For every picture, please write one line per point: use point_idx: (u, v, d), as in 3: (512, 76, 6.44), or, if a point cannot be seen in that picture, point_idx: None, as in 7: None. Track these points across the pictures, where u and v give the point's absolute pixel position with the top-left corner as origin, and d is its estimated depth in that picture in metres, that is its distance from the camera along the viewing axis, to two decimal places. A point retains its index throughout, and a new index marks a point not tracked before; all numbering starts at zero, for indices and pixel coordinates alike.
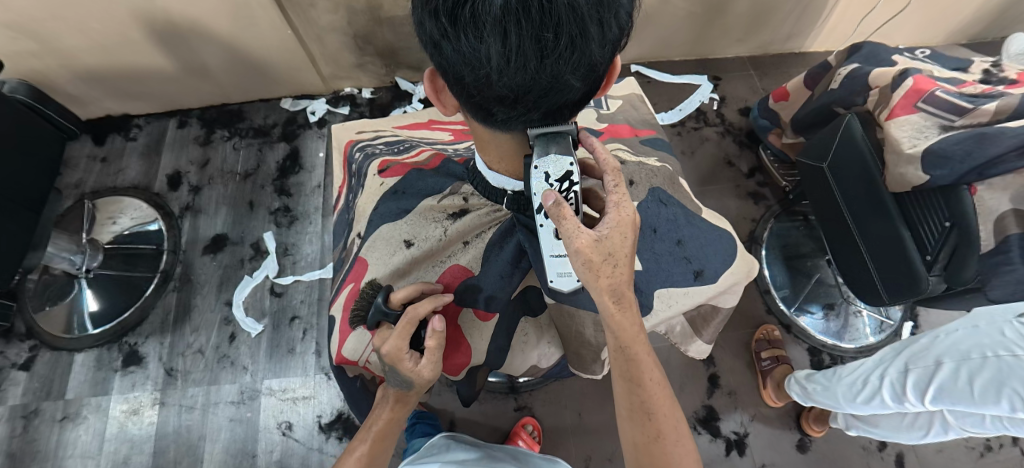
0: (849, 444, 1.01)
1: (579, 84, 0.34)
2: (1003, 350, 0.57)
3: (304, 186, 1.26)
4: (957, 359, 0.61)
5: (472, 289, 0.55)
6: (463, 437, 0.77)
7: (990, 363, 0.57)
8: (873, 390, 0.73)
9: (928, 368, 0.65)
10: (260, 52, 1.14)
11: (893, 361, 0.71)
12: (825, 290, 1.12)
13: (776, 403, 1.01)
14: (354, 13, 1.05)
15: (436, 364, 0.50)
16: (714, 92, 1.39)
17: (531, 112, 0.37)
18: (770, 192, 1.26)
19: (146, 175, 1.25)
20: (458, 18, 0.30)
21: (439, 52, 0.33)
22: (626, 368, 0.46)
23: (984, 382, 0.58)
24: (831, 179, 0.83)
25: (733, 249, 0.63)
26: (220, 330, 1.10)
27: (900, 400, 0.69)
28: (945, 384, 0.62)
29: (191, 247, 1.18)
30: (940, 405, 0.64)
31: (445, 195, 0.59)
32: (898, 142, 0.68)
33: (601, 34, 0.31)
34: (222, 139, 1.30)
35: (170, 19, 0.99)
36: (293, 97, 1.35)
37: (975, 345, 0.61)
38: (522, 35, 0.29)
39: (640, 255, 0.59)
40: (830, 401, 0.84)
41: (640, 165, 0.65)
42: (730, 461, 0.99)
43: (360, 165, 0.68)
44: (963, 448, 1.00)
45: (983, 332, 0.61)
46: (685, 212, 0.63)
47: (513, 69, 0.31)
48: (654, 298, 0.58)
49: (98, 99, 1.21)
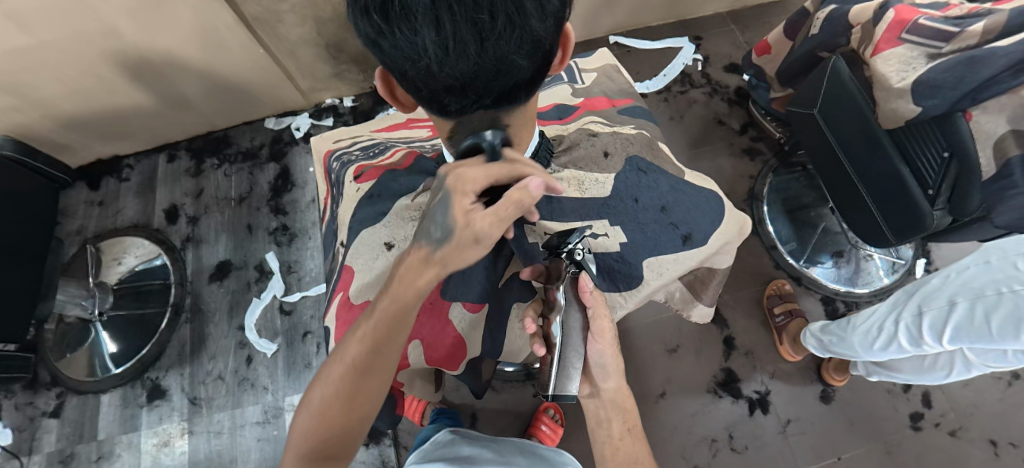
0: (873, 389, 1.00)
1: (527, 63, 0.34)
2: (1017, 284, 0.55)
3: (299, 202, 1.27)
4: (971, 298, 0.60)
5: (458, 283, 0.57)
6: (468, 432, 0.77)
7: (1006, 300, 0.56)
8: (890, 337, 0.72)
9: (942, 309, 0.64)
10: (236, 75, 1.14)
11: (907, 302, 0.70)
12: (832, 239, 1.10)
13: (794, 357, 1.01)
14: (322, 22, 1.04)
15: (495, 223, 0.42)
16: (696, 53, 1.36)
17: (483, 99, 0.37)
18: (765, 146, 1.24)
19: (144, 212, 1.26)
20: (389, 13, 0.30)
21: (380, 49, 0.33)
22: (631, 449, 0.55)
23: (1000, 318, 0.57)
24: (823, 124, 0.82)
25: (721, 208, 0.61)
26: (236, 354, 1.11)
27: (917, 343, 0.69)
28: (962, 323, 0.61)
29: (198, 276, 1.19)
30: (960, 344, 0.64)
31: (417, 192, 0.59)
32: (886, 78, 0.67)
33: (539, 7, 0.31)
34: (213, 167, 1.31)
35: (141, 54, 0.99)
36: (276, 115, 1.35)
37: (988, 282, 0.59)
38: (456, 20, 0.29)
39: (625, 226, 0.58)
40: (846, 349, 0.83)
41: (613, 135, 0.64)
42: (754, 420, 0.99)
43: (338, 174, 0.68)
44: (989, 379, 0.99)
45: (996, 267, 0.59)
46: (667, 178, 0.62)
47: (454, 57, 0.31)
48: (644, 268, 0.57)
49: (85, 144, 1.21)
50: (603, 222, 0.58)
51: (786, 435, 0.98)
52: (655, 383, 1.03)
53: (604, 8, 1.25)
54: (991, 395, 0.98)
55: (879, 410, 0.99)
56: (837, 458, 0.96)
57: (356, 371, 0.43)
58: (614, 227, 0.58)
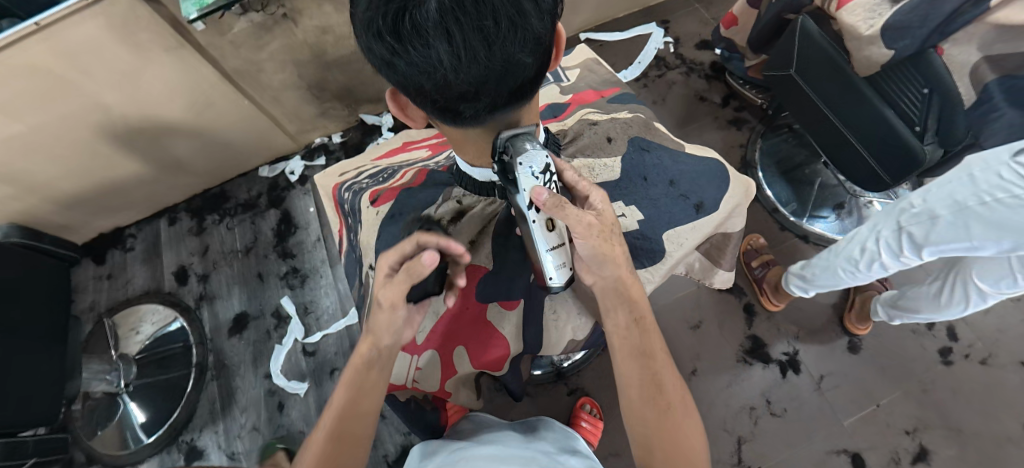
0: (898, 332, 1.01)
1: (531, 60, 0.37)
2: (1001, 193, 0.54)
3: (305, 243, 1.28)
4: (953, 210, 0.59)
5: (494, 282, 0.59)
6: (486, 417, 0.82)
7: (992, 209, 0.55)
8: (872, 257, 0.73)
9: (923, 222, 0.63)
10: (225, 129, 1.17)
11: (886, 219, 0.69)
12: (831, 192, 1.12)
13: (775, 306, 1.03)
14: (301, 65, 1.09)
15: (395, 297, 0.45)
16: (666, 36, 1.40)
17: (496, 100, 0.39)
18: (750, 113, 1.27)
19: (154, 278, 1.27)
20: (401, 33, 0.33)
21: (394, 69, 0.36)
22: (639, 342, 0.49)
23: (988, 229, 0.57)
24: (801, 81, 0.85)
25: (727, 173, 0.63)
26: (267, 402, 1.12)
27: (897, 257, 0.70)
28: (944, 234, 0.61)
29: (217, 333, 1.20)
30: (941, 254, 0.65)
31: (438, 204, 0.62)
32: (854, 29, 0.69)
33: (536, 7, 0.34)
34: (214, 223, 1.32)
35: (130, 123, 1.01)
36: (269, 163, 1.37)
37: (968, 191, 0.58)
38: (463, 29, 0.32)
39: (638, 204, 0.60)
40: (827, 276, 0.84)
41: (613, 121, 0.66)
42: (788, 381, 1.00)
43: (352, 203, 0.69)
44: (1009, 303, 1.00)
45: (979, 179, 0.56)
46: (669, 153, 0.64)
47: (466, 63, 0.34)
48: (664, 241, 0.59)
49: (86, 221, 1.22)
50: (619, 203, 0.60)
51: (822, 391, 0.99)
52: (685, 361, 1.04)
53: (571, 8, 1.28)
54: (1014, 317, 0.99)
55: (907, 351, 1.00)
56: (876, 405, 0.96)
57: (337, 433, 0.48)
58: (630, 206, 0.60)
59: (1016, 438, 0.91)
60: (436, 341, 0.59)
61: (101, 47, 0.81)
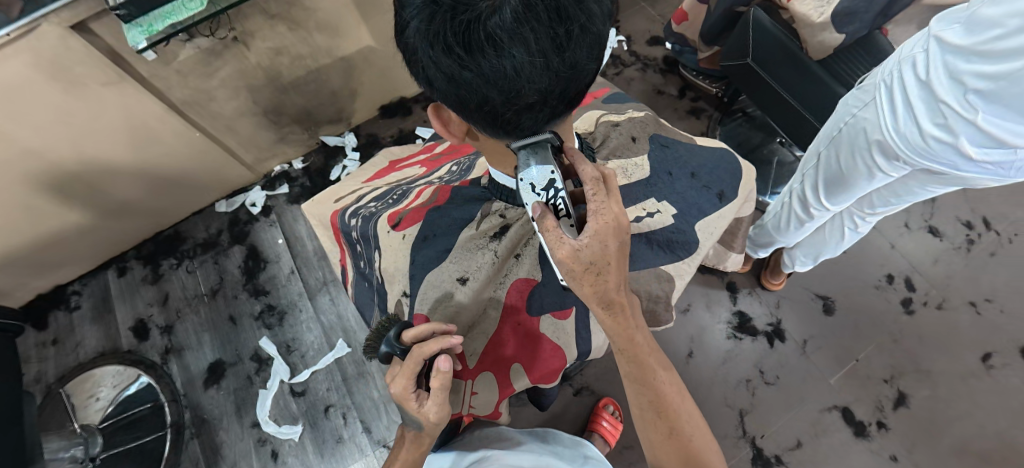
0: (865, 290, 1.10)
1: (592, 65, 0.39)
2: (847, 115, 0.64)
3: (278, 277, 1.20)
4: (827, 143, 0.68)
5: (542, 295, 0.57)
6: (499, 424, 0.81)
7: (843, 132, 0.64)
8: (791, 211, 0.81)
9: (813, 161, 0.72)
10: (176, 166, 1.08)
11: (798, 173, 0.78)
12: (789, 169, 1.20)
13: (744, 268, 1.11)
14: (255, 90, 1.03)
15: (441, 410, 0.47)
16: (618, 35, 1.44)
17: (557, 105, 0.41)
18: (706, 102, 1.34)
19: (108, 337, 1.14)
20: (474, 44, 0.32)
21: (458, 81, 0.36)
22: (637, 370, 0.47)
23: (845, 150, 0.65)
24: (760, 69, 0.89)
25: (736, 163, 0.66)
26: (258, 453, 1.04)
27: (806, 210, 0.77)
28: (824, 170, 0.70)
29: (190, 386, 1.10)
30: (834, 198, 0.71)
31: (479, 220, 0.60)
32: (807, 17, 0.72)
33: (601, 10, 0.35)
34: (172, 267, 1.22)
35: (69, 169, 0.91)
36: (226, 197, 1.28)
37: (833, 124, 0.67)
38: (539, 36, 0.33)
39: (669, 199, 0.62)
40: (767, 236, 0.93)
41: (630, 120, 0.68)
42: (776, 350, 1.06)
43: (362, 229, 0.66)
44: (951, 251, 1.12)
45: (838, 112, 0.67)
46: (688, 147, 0.66)
47: (538, 70, 0.35)
48: (698, 232, 0.61)
49: (21, 282, 1.09)
50: (652, 200, 0.61)
51: (807, 354, 1.05)
52: (681, 344, 1.08)
53: None
54: (958, 263, 1.11)
55: (874, 306, 1.08)
56: (856, 360, 1.04)
57: None
58: (662, 202, 0.61)
59: (976, 372, 1.01)
60: (491, 361, 0.58)
61: (30, 87, 0.72)
